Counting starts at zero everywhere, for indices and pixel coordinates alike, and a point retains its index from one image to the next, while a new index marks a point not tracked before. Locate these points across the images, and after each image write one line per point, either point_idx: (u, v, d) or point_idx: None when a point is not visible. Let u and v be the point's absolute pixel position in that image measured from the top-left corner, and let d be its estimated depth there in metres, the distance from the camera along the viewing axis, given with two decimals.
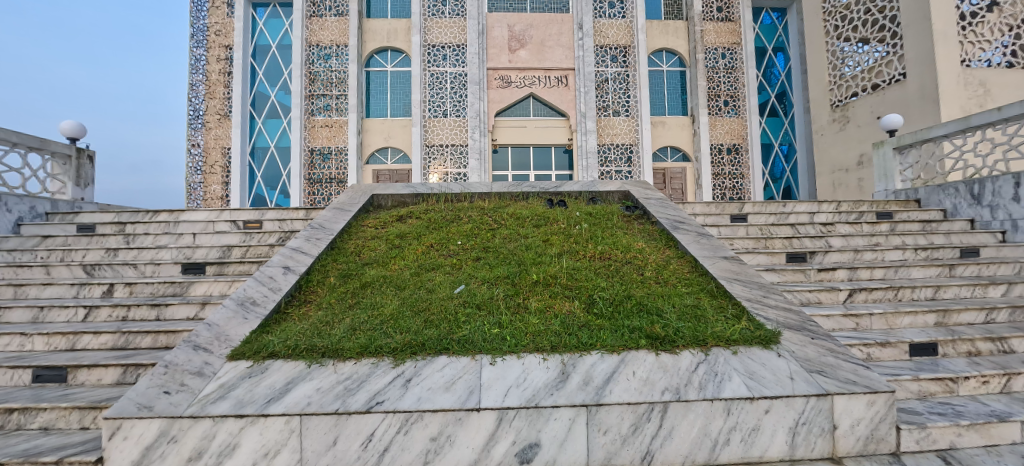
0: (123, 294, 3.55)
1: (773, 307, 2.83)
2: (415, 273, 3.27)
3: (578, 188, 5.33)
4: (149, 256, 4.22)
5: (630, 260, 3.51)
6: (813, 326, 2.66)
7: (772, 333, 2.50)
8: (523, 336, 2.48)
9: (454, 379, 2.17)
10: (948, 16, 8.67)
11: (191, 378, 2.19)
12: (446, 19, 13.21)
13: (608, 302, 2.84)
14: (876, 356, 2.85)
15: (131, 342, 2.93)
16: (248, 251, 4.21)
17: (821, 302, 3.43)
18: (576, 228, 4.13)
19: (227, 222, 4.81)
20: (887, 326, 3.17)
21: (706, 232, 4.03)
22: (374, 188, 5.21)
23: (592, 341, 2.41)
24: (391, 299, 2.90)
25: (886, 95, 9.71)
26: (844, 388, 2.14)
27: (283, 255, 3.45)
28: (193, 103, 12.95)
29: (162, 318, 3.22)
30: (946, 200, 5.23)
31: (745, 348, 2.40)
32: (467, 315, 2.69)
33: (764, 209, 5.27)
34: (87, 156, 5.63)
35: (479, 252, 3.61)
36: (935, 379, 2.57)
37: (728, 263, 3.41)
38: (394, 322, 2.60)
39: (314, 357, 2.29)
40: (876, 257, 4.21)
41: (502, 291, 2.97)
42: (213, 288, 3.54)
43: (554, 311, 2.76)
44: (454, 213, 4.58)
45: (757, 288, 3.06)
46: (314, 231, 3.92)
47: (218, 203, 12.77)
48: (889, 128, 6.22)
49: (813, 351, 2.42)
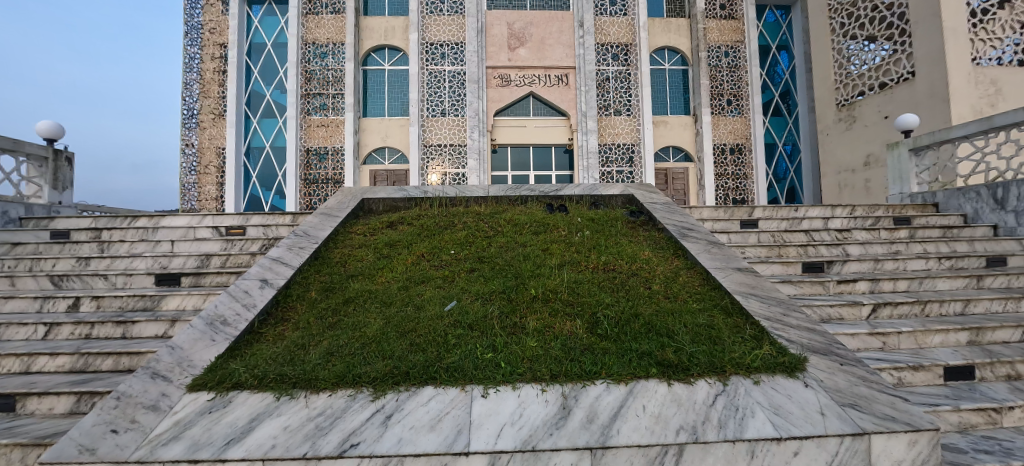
0: (89, 309, 3.29)
1: (794, 327, 2.57)
2: (403, 287, 3.01)
3: (580, 191, 5.06)
4: (123, 266, 3.96)
5: (636, 272, 3.26)
6: (841, 349, 2.41)
7: (798, 358, 2.25)
8: (520, 362, 2.22)
9: (441, 415, 1.92)
10: (959, 13, 8.39)
11: (144, 413, 1.95)
12: (444, 17, 12.94)
13: (614, 322, 2.59)
14: (908, 380, 2.59)
15: (91, 364, 2.67)
16: (228, 260, 3.95)
17: (843, 318, 3.16)
18: (577, 236, 3.87)
19: (209, 228, 4.57)
20: (916, 345, 2.93)
21: (716, 240, 3.76)
22: (365, 191, 4.94)
23: (596, 368, 2.16)
24: (375, 317, 2.64)
25: (894, 94, 9.42)
26: (881, 426, 1.88)
27: (261, 266, 3.21)
28: (187, 102, 12.66)
29: (129, 336, 2.97)
30: (967, 204, 4.98)
31: (768, 377, 2.15)
32: (458, 337, 2.43)
33: (775, 214, 5.01)
34: (65, 158, 5.37)
35: (473, 263, 3.36)
36: (977, 410, 2.32)
37: (742, 275, 3.16)
38: (376, 345, 2.34)
39: (284, 388, 2.04)
40: (898, 266, 3.95)
41: (497, 308, 2.71)
42: (186, 302, 3.28)
43: (554, 332, 2.50)
44: (449, 218, 4.33)
45: (777, 305, 2.80)
46: (298, 239, 3.67)
47: (212, 204, 12.58)
48: (904, 128, 5.93)
49: (843, 380, 2.17)
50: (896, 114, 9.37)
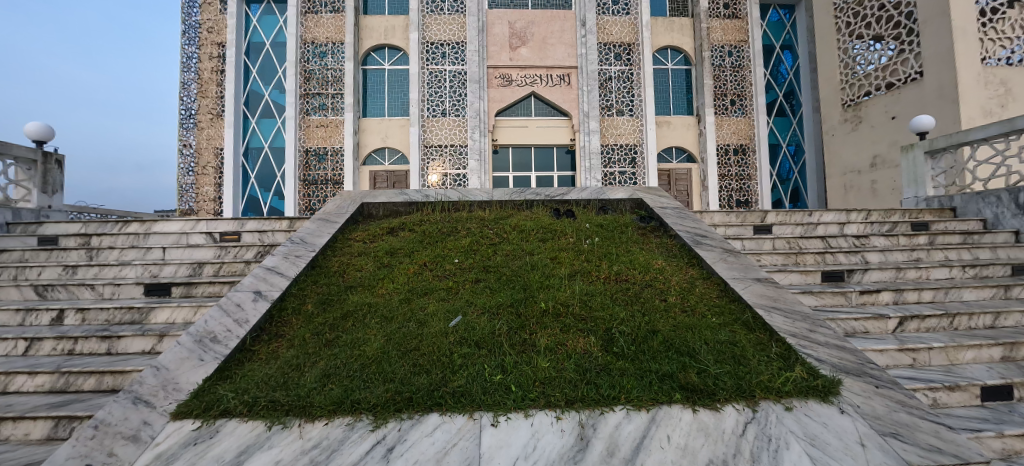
0: (74, 322, 3.12)
1: (824, 345, 2.41)
2: (404, 300, 2.84)
3: (587, 196, 4.90)
4: (111, 274, 3.80)
5: (650, 283, 3.10)
6: (875, 370, 2.25)
7: (831, 381, 2.08)
8: (532, 386, 2.06)
9: (447, 447, 1.76)
10: (969, 12, 8.23)
11: (123, 445, 1.79)
12: (445, 16, 12.75)
13: (630, 340, 2.42)
14: (944, 401, 2.42)
15: (72, 384, 2.50)
16: (221, 267, 3.78)
17: (869, 332, 3.00)
18: (587, 243, 3.70)
19: (202, 234, 4.41)
20: (948, 361, 2.77)
21: (732, 248, 3.60)
22: (364, 195, 4.77)
23: (615, 393, 2.00)
24: (376, 333, 2.48)
25: (901, 94, 9.25)
26: (927, 459, 1.71)
27: (254, 276, 3.04)
28: (184, 103, 12.47)
29: (114, 352, 2.81)
30: (986, 209, 4.82)
31: (800, 402, 1.99)
32: (463, 357, 2.26)
33: (788, 219, 4.84)
34: (54, 161, 5.20)
35: (478, 273, 3.19)
36: (1022, 436, 2.13)
37: (763, 287, 2.99)
38: (376, 366, 2.17)
39: (276, 415, 1.87)
40: (920, 275, 3.78)
41: (504, 324, 2.55)
42: (176, 315, 3.11)
43: (567, 350, 2.34)
44: (452, 224, 4.16)
45: (802, 320, 2.63)
46: (294, 246, 3.50)
47: (210, 205, 12.42)
48: (919, 130, 5.76)
49: (880, 405, 2.01)
50: (904, 115, 9.19)
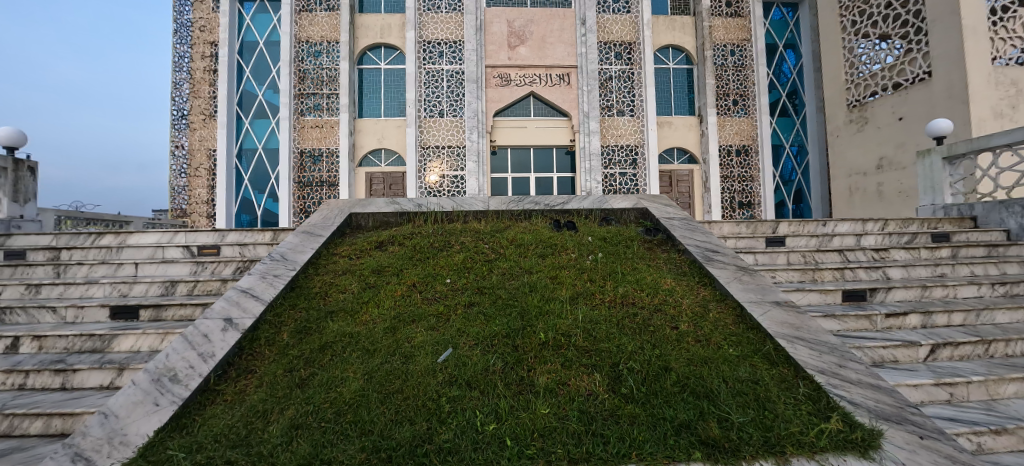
0: (29, 350, 2.85)
1: (857, 384, 2.15)
2: (389, 329, 2.58)
3: (588, 205, 4.63)
4: (78, 293, 3.53)
5: (659, 307, 2.83)
6: (916, 416, 1.99)
7: (872, 433, 1.82)
8: (530, 438, 1.80)
9: None
10: (979, 10, 7.96)
11: None
12: (441, 14, 12.46)
13: (640, 378, 2.16)
14: (989, 446, 2.16)
15: (15, 427, 2.23)
16: (196, 286, 3.51)
17: (898, 361, 2.74)
18: (589, 260, 3.45)
19: (178, 248, 4.14)
20: (988, 396, 2.51)
21: (746, 265, 3.34)
22: (353, 205, 4.50)
23: (625, 449, 1.75)
24: (355, 371, 2.21)
25: (909, 95, 8.97)
26: None
27: (227, 300, 2.79)
28: (176, 103, 12.19)
29: (69, 386, 2.55)
30: (1010, 219, 4.57)
31: (836, 459, 1.74)
32: (452, 401, 2.00)
33: (801, 229, 4.59)
34: (26, 168, 4.92)
35: (472, 295, 2.94)
36: None
37: (782, 312, 2.73)
38: (354, 413, 1.92)
39: None
40: (947, 293, 3.52)
41: (499, 359, 2.28)
42: (142, 342, 2.85)
43: (570, 391, 2.08)
44: (444, 237, 3.90)
45: (829, 353, 2.37)
46: (273, 265, 3.24)
47: (202, 208, 12.15)
48: (936, 134, 5.48)
49: (928, 462, 1.74)
50: (912, 116, 8.90)
